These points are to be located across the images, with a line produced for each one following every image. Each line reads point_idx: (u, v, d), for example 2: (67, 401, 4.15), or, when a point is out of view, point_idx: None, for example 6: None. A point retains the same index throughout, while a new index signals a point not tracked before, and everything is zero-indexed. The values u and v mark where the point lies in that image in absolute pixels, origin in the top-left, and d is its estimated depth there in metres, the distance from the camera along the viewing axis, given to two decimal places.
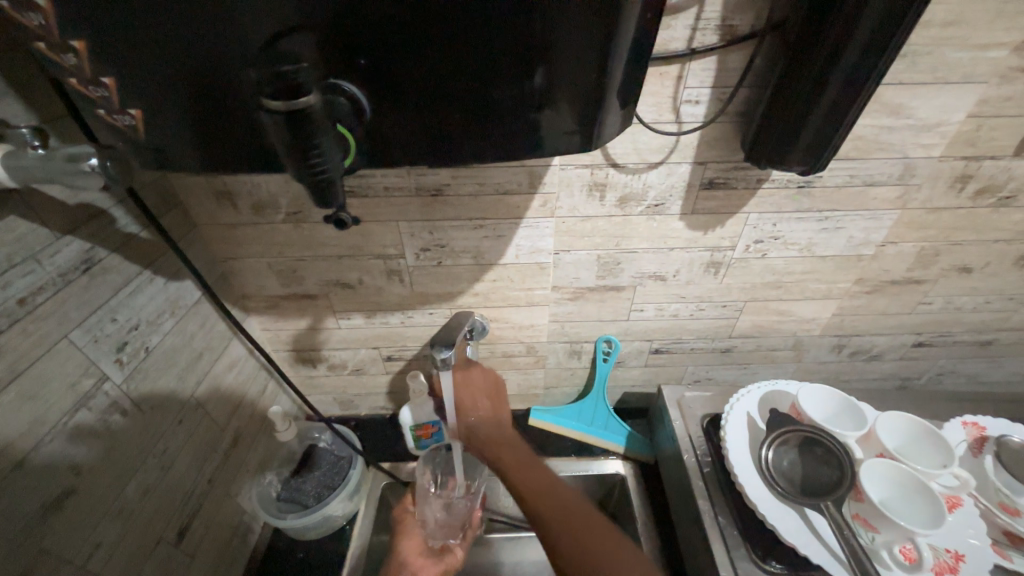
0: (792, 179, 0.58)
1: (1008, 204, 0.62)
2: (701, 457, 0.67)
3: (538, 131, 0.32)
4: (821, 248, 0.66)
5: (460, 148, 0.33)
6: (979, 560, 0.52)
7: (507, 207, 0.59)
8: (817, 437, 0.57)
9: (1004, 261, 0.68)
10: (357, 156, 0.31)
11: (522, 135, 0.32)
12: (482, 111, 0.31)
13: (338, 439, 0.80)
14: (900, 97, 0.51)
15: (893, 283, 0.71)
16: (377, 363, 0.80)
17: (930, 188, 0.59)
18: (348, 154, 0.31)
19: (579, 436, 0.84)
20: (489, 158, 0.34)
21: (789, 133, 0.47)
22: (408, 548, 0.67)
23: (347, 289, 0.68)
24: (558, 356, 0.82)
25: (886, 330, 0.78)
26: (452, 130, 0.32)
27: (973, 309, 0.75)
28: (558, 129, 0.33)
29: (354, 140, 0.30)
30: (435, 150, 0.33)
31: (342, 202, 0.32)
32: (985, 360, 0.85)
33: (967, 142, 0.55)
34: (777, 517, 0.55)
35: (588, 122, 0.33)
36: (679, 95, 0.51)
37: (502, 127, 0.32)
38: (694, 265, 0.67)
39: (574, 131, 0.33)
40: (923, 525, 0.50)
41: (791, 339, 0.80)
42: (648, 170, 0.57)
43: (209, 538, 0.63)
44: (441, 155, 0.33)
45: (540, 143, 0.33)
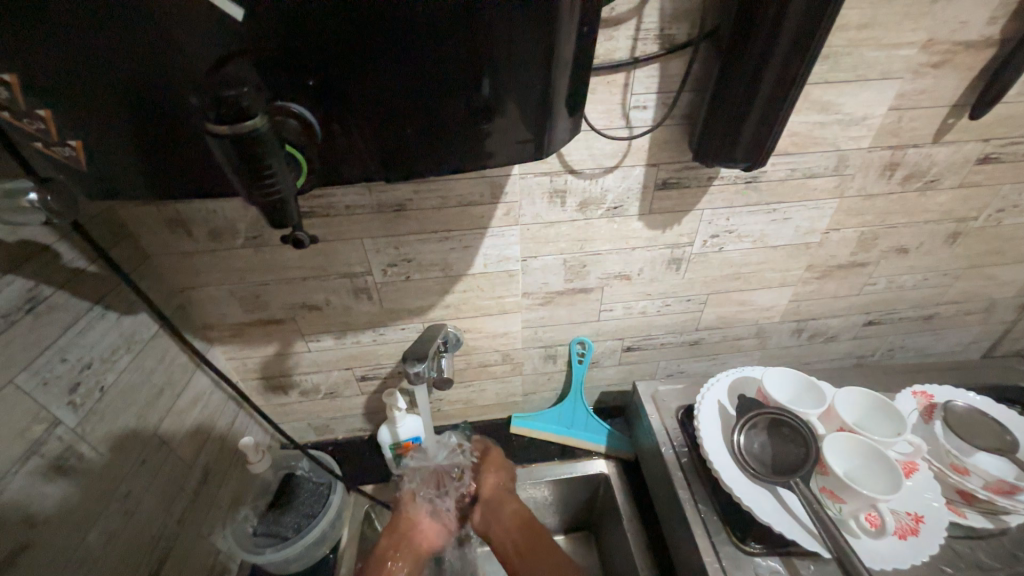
0: (740, 175, 0.62)
1: (933, 187, 0.67)
2: (677, 448, 0.69)
3: (491, 140, 0.34)
4: (772, 239, 0.70)
5: (416, 162, 0.33)
6: (938, 519, 0.55)
7: (471, 218, 0.60)
8: (782, 417, 0.60)
9: (936, 239, 0.74)
10: (313, 173, 0.32)
11: (477, 147, 0.34)
12: (435, 127, 0.32)
13: (316, 465, 0.77)
14: (828, 95, 0.55)
15: (840, 267, 0.76)
16: (352, 384, 0.79)
17: (863, 176, 0.64)
18: (302, 174, 0.31)
19: (561, 440, 0.85)
20: (446, 168, 0.34)
21: (732, 131, 0.50)
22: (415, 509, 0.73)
23: (314, 310, 0.67)
24: (534, 362, 0.82)
25: (838, 312, 0.83)
26: (406, 145, 0.32)
27: (914, 287, 0.81)
28: (512, 139, 0.34)
29: (307, 159, 0.31)
30: (391, 166, 0.33)
31: (298, 221, 0.32)
32: (930, 333, 0.91)
33: (891, 133, 0.60)
34: (751, 498, 0.57)
35: (540, 130, 0.35)
36: (628, 102, 0.53)
37: (456, 144, 0.33)
38: (656, 262, 0.70)
39: (527, 139, 0.35)
40: (884, 491, 0.53)
41: (754, 327, 0.83)
42: (605, 174, 0.59)
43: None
44: (399, 171, 0.34)
45: (494, 152, 0.35)
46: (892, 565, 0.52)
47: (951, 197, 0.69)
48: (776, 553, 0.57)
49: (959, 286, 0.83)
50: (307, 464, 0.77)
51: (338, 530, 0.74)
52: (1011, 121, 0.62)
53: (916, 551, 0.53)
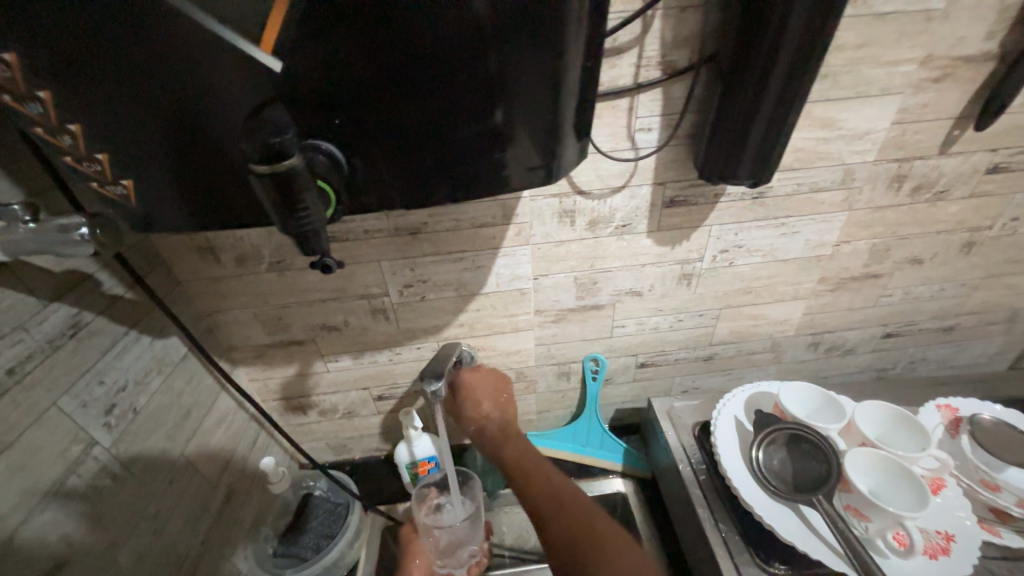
0: (746, 192, 0.63)
1: (943, 198, 0.67)
2: (696, 465, 0.68)
3: (504, 166, 0.36)
4: (782, 253, 0.70)
5: (434, 189, 0.35)
6: (969, 538, 0.53)
7: (484, 238, 0.62)
8: (801, 432, 0.59)
9: (950, 249, 0.74)
10: (342, 204, 0.34)
11: (491, 172, 0.36)
12: (452, 155, 0.34)
13: (334, 485, 0.78)
14: (829, 111, 0.56)
15: (853, 279, 0.75)
16: (369, 404, 0.80)
17: (871, 189, 0.65)
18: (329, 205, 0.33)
19: (577, 458, 0.85)
20: (462, 194, 0.36)
21: (737, 149, 0.51)
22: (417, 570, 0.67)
23: (333, 331, 0.70)
24: (548, 379, 0.83)
25: (855, 324, 0.82)
26: (426, 174, 0.34)
27: (931, 298, 0.80)
28: (523, 165, 0.36)
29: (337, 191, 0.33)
30: (411, 194, 0.35)
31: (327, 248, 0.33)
32: (951, 344, 0.89)
33: (896, 146, 0.61)
34: (774, 517, 0.56)
35: (549, 156, 0.37)
36: (632, 125, 0.55)
37: (471, 169, 0.35)
38: (666, 278, 0.71)
39: (537, 165, 0.37)
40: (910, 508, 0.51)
41: (768, 341, 0.83)
42: (612, 194, 0.61)
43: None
44: (417, 198, 0.36)
45: (507, 178, 0.37)
46: None
47: (962, 208, 0.69)
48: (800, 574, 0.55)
49: (978, 296, 0.81)
50: (325, 484, 0.78)
51: (356, 552, 0.73)
52: (1018, 131, 0.62)
53: (949, 571, 0.50)
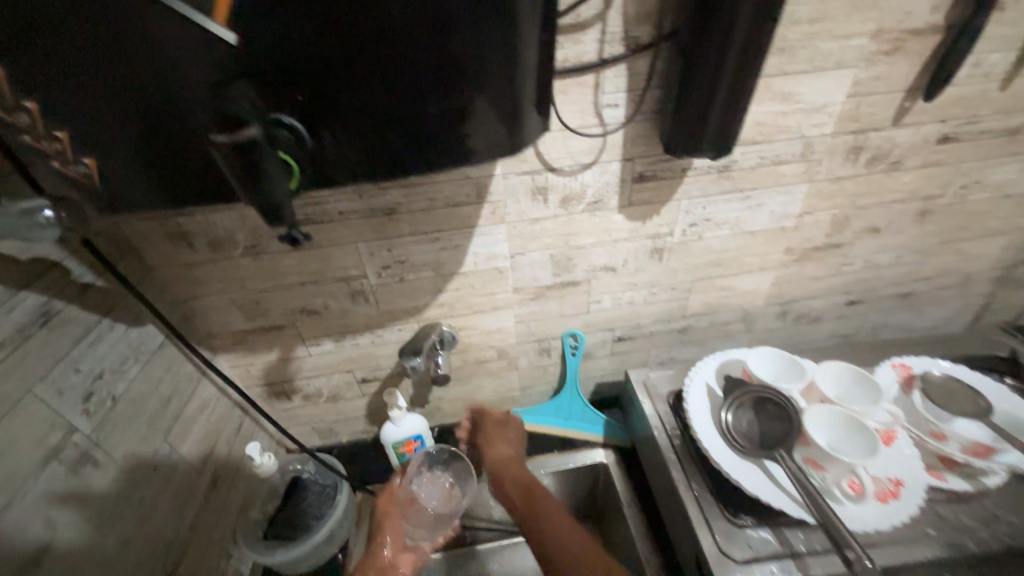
0: (713, 165, 0.65)
1: (898, 168, 0.71)
2: (670, 432, 0.70)
3: (468, 140, 0.37)
4: (748, 225, 0.73)
5: (398, 162, 0.36)
6: (916, 485, 0.56)
7: (459, 217, 0.63)
8: (766, 394, 0.62)
9: (906, 218, 0.77)
10: (305, 176, 0.35)
11: (455, 146, 0.36)
12: (415, 128, 0.34)
13: (322, 468, 0.79)
14: (788, 85, 0.59)
15: (817, 249, 0.79)
16: (353, 387, 0.81)
17: (830, 161, 0.67)
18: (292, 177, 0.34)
19: (560, 432, 0.88)
20: (427, 167, 0.37)
21: (699, 124, 0.52)
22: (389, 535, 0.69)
23: (312, 315, 0.70)
24: (529, 356, 0.85)
25: (819, 292, 0.86)
26: (390, 147, 0.35)
27: (890, 265, 0.84)
28: (486, 139, 0.37)
29: (300, 163, 0.34)
30: (376, 168, 0.36)
31: (293, 218, 0.35)
32: (910, 309, 0.94)
33: (851, 119, 0.63)
34: (740, 473, 0.59)
35: (511, 129, 0.38)
36: (599, 101, 0.56)
37: (435, 142, 0.36)
38: (639, 252, 0.73)
39: (500, 139, 0.38)
40: (863, 456, 0.55)
41: (739, 312, 0.86)
42: (583, 170, 0.62)
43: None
44: (383, 172, 0.37)
45: (471, 151, 0.37)
46: (873, 529, 0.53)
47: (916, 177, 0.72)
48: (766, 524, 0.58)
49: (933, 262, 0.86)
50: (313, 467, 0.79)
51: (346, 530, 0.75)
52: (965, 102, 0.65)
53: (896, 513, 0.54)
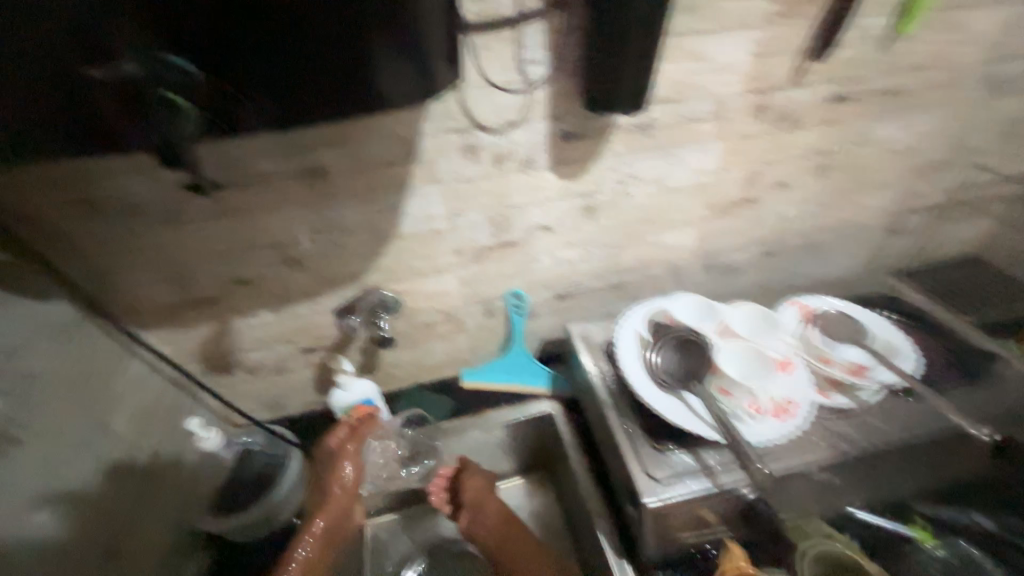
0: (635, 123, 0.69)
1: (799, 126, 0.77)
2: (605, 378, 0.74)
3: (376, 84, 0.37)
4: (671, 181, 0.78)
5: (304, 107, 0.36)
6: (806, 403, 0.65)
7: (391, 178, 0.64)
8: (686, 335, 0.69)
9: (809, 173, 0.86)
10: (203, 124, 0.35)
11: (361, 90, 0.37)
12: (317, 71, 0.34)
13: (270, 438, 0.78)
14: (697, 44, 0.63)
15: (734, 204, 0.86)
16: (298, 358, 0.81)
17: (740, 119, 0.73)
18: (190, 121, 0.34)
19: (509, 388, 0.92)
20: (335, 113, 0.37)
21: (613, 80, 0.55)
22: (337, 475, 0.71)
23: (246, 284, 0.68)
24: (475, 318, 0.88)
25: (739, 246, 0.94)
26: (293, 91, 0.35)
27: (798, 218, 0.93)
28: (395, 84, 0.38)
29: (195, 109, 0.34)
30: (281, 114, 0.36)
31: (191, 157, 0.37)
32: (819, 260, 1.04)
33: (756, 78, 0.69)
34: (663, 406, 0.65)
35: (420, 74, 0.39)
36: (521, 58, 0.58)
37: (340, 87, 0.36)
38: (572, 211, 0.77)
39: (410, 84, 0.38)
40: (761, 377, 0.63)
41: (669, 267, 0.93)
42: (511, 129, 0.64)
43: (158, 557, 0.64)
44: (290, 118, 0.36)
45: (381, 96, 0.38)
46: (770, 441, 0.61)
47: (815, 134, 0.80)
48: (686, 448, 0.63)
49: (834, 213, 0.96)
50: (261, 438, 0.78)
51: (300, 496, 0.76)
52: (853, 63, 0.72)
53: (788, 427, 0.62)
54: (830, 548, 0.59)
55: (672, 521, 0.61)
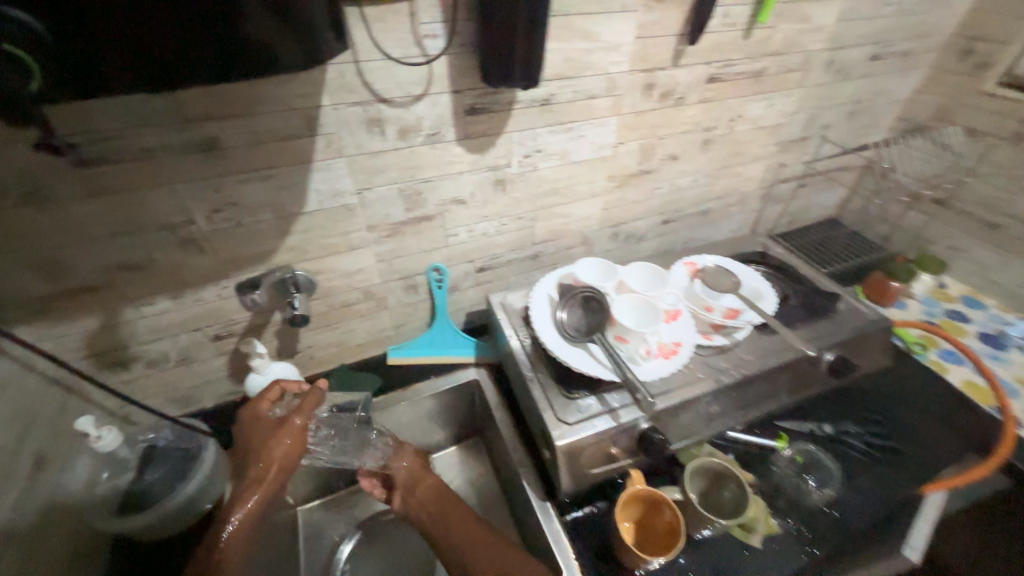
0: (535, 98, 0.72)
1: (683, 103, 0.86)
2: (522, 338, 0.81)
3: (255, 47, 0.35)
4: (574, 155, 0.84)
5: (174, 68, 0.34)
6: (689, 343, 0.75)
7: (291, 152, 0.62)
8: (589, 293, 0.77)
9: (695, 146, 0.96)
10: (53, 77, 0.32)
11: (239, 51, 0.35)
12: (186, 30, 0.32)
13: (180, 432, 0.75)
14: (586, 24, 0.67)
15: (633, 175, 0.94)
16: (205, 346, 0.77)
17: (631, 96, 0.80)
18: (37, 76, 0.32)
19: (435, 360, 0.94)
20: (211, 75, 0.35)
21: (507, 55, 0.58)
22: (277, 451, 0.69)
23: (135, 270, 0.64)
24: (396, 294, 0.89)
25: (640, 214, 1.03)
26: (159, 52, 0.33)
27: (689, 188, 1.04)
28: (278, 45, 0.36)
29: (36, 63, 0.31)
30: (148, 75, 0.33)
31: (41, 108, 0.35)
32: (709, 225, 1.18)
33: (641, 58, 0.76)
34: (569, 355, 0.72)
35: (304, 36, 0.38)
36: (417, 31, 0.59)
37: (214, 47, 0.34)
38: (483, 184, 0.80)
39: (293, 47, 0.38)
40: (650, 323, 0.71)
41: (580, 236, 1.00)
42: (415, 103, 0.65)
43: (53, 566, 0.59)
44: (158, 80, 0.34)
45: (264, 58, 0.36)
46: (658, 377, 0.70)
47: (697, 111, 0.89)
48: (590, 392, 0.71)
49: (719, 183, 1.08)
50: (168, 433, 0.75)
51: (218, 487, 0.74)
52: (722, 47, 0.82)
53: (673, 364, 0.72)
54: (711, 463, 0.69)
55: (584, 460, 0.67)
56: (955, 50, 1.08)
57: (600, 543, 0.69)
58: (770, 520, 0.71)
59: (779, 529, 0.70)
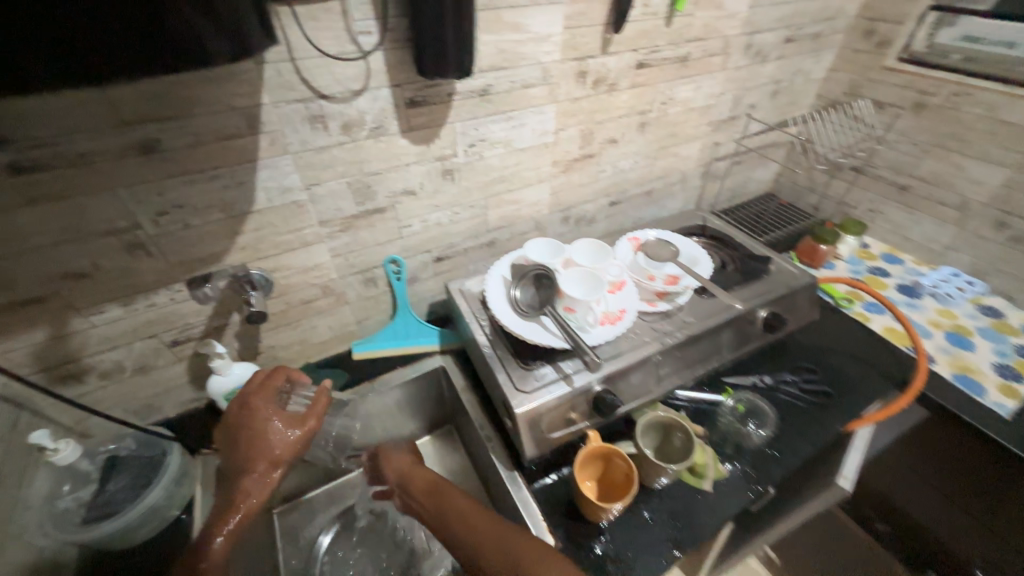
0: (473, 89, 0.76)
1: (616, 88, 0.92)
2: (480, 318, 0.85)
3: (182, 41, 0.37)
4: (518, 142, 0.88)
5: (100, 61, 0.35)
6: (633, 310, 0.81)
7: (235, 151, 0.63)
8: (539, 271, 0.82)
9: (632, 129, 1.02)
10: None
11: (165, 45, 0.37)
12: (112, 24, 0.34)
13: (142, 440, 0.76)
14: (515, 17, 0.72)
15: (576, 160, 0.99)
16: (163, 353, 0.77)
17: (566, 84, 0.85)
18: None
19: (400, 351, 0.97)
20: (136, 67, 0.37)
21: (439, 48, 0.62)
22: (285, 448, 0.70)
23: (81, 279, 0.63)
24: (356, 288, 0.91)
25: (588, 197, 1.09)
26: (85, 46, 0.34)
27: (631, 169, 1.11)
28: (205, 39, 0.39)
29: None
30: (74, 70, 0.35)
31: None
32: (654, 204, 1.25)
33: (571, 47, 0.81)
34: (523, 329, 0.77)
35: (228, 28, 0.40)
36: (351, 27, 0.61)
37: (142, 42, 0.36)
38: (432, 174, 0.83)
39: (219, 39, 0.40)
40: (591, 292, 0.76)
41: (532, 221, 1.04)
42: (355, 97, 0.67)
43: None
44: (85, 74, 0.35)
45: (190, 51, 0.38)
46: (604, 340, 0.76)
47: (630, 95, 0.95)
48: (546, 361, 0.76)
49: (660, 163, 1.15)
50: (130, 442, 0.75)
51: (186, 489, 0.76)
52: (647, 35, 0.88)
53: (617, 328, 0.77)
54: (660, 417, 0.76)
55: (544, 424, 0.71)
56: (859, 31, 1.18)
57: (566, 502, 0.74)
58: (720, 465, 0.77)
59: (726, 472, 0.77)
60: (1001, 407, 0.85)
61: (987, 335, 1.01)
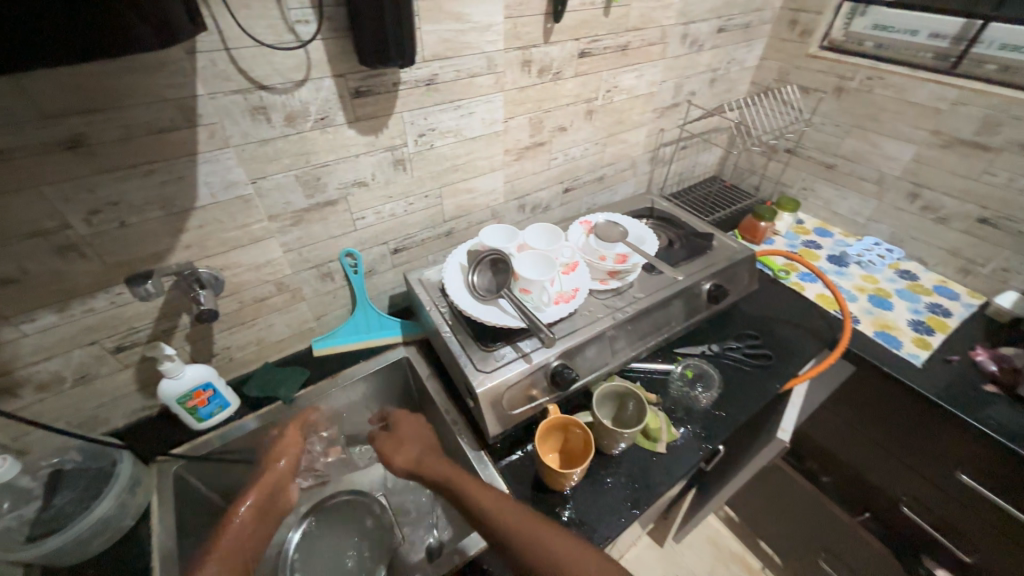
0: (419, 79, 0.77)
1: (560, 77, 0.95)
2: (440, 306, 0.86)
3: (100, 23, 0.36)
4: (468, 131, 0.89)
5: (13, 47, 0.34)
6: (585, 289, 0.84)
7: (171, 145, 0.61)
8: (495, 255, 0.84)
9: (579, 117, 1.06)
10: None
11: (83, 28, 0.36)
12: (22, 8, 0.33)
13: (88, 451, 0.73)
14: (456, 7, 0.73)
15: (528, 148, 1.02)
16: (106, 360, 0.74)
17: (511, 73, 0.87)
18: None
19: (362, 344, 0.97)
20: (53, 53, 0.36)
21: (379, 38, 0.62)
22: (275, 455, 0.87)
23: (6, 285, 0.59)
24: (311, 283, 0.90)
25: (541, 184, 1.12)
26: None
27: (582, 156, 1.14)
28: (125, 22, 0.38)
29: None
30: None
31: None
32: (607, 190, 1.30)
33: (514, 36, 0.83)
34: (481, 312, 0.80)
35: (150, 13, 0.39)
36: (287, 16, 0.61)
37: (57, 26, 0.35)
38: (383, 165, 0.83)
39: (141, 23, 0.39)
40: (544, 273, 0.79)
41: (489, 210, 1.06)
42: (297, 88, 0.67)
43: None
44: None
45: (112, 35, 0.37)
46: (558, 318, 0.79)
47: (575, 84, 0.99)
48: (505, 342, 0.78)
49: (609, 150, 1.20)
50: (74, 454, 0.72)
51: (141, 496, 0.74)
52: (587, 24, 0.91)
53: (570, 306, 0.80)
54: (614, 387, 0.80)
55: (506, 402, 0.74)
56: (785, 22, 1.27)
57: (532, 475, 0.77)
58: (673, 429, 0.83)
59: (678, 435, 0.82)
60: (914, 355, 0.95)
61: (903, 296, 1.12)
